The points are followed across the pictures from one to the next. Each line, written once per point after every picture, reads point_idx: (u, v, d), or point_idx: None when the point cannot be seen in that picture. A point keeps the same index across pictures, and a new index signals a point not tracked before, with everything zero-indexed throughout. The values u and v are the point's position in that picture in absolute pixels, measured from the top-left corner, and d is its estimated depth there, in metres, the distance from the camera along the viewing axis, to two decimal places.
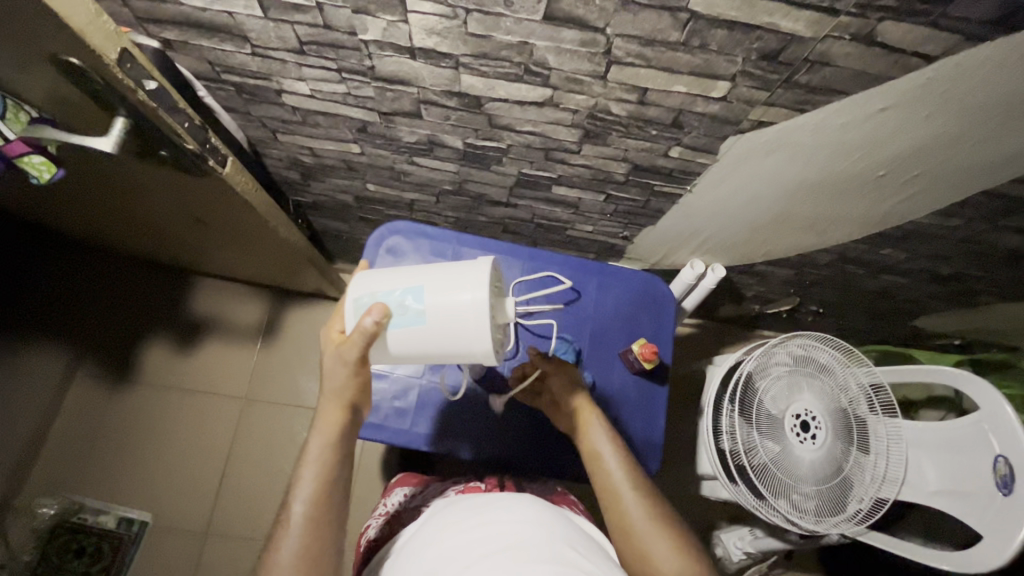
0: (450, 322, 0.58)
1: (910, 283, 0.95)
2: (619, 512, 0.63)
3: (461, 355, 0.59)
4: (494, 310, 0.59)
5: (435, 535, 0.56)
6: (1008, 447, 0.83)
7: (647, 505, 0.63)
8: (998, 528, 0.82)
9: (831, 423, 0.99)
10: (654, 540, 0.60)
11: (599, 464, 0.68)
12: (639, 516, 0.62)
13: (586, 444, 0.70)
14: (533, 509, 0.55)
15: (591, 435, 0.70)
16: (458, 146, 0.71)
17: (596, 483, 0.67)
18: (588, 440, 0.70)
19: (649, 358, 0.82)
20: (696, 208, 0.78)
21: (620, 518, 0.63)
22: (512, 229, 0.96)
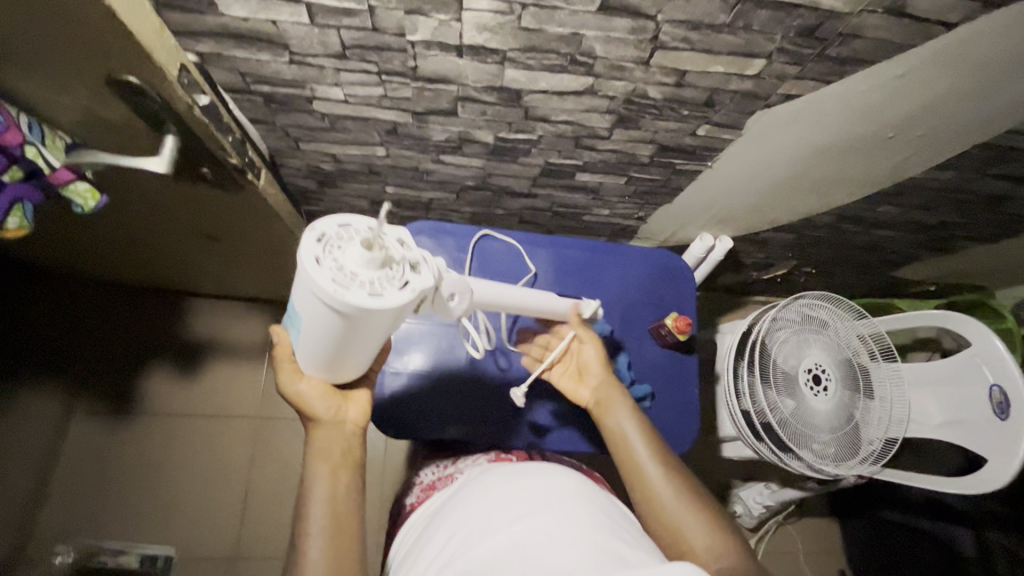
0: (310, 305, 0.47)
1: (899, 236, 1.02)
2: (650, 485, 0.66)
3: (358, 327, 0.47)
4: (341, 260, 0.45)
5: (469, 510, 0.56)
6: (1001, 376, 0.92)
7: (674, 478, 0.66)
8: (999, 449, 0.91)
9: (839, 373, 1.06)
10: (688, 518, 0.63)
11: (624, 436, 0.70)
12: (668, 493, 0.65)
13: (610, 418, 0.72)
14: (562, 479, 0.57)
15: (614, 408, 0.72)
16: (489, 141, 0.72)
17: (621, 455, 0.70)
18: (612, 419, 0.72)
19: (683, 330, 0.86)
20: (713, 183, 0.82)
21: (649, 489, 0.66)
22: (528, 220, 0.98)
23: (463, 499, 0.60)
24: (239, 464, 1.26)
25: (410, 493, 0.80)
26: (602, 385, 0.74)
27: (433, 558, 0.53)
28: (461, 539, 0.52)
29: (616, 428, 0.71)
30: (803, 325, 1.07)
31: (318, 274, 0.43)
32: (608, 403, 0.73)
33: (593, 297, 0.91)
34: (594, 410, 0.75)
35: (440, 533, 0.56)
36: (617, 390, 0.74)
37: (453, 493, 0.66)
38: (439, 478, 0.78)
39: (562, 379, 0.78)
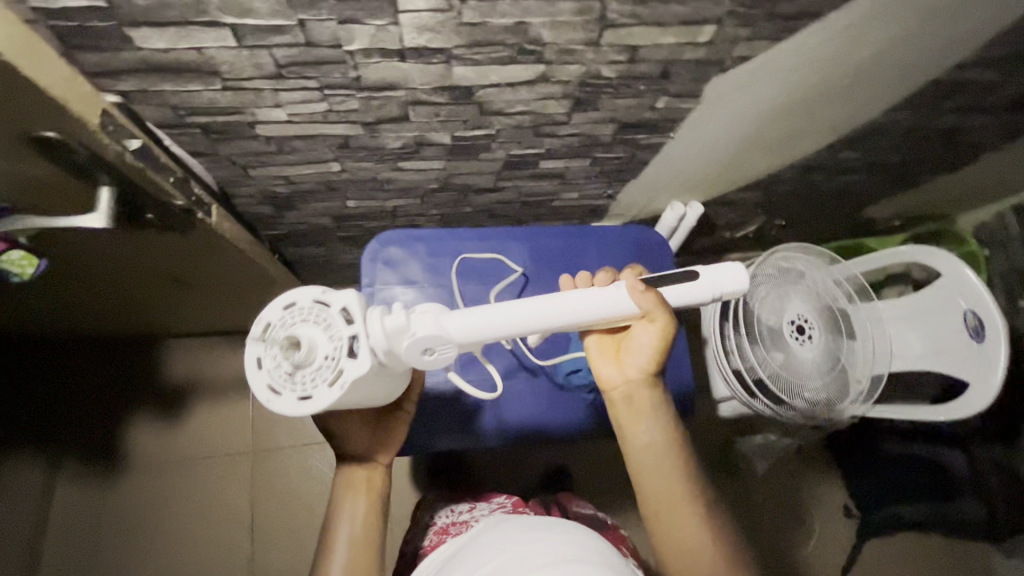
0: None
1: (863, 178, 1.04)
2: (674, 502, 0.67)
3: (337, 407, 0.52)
4: (281, 356, 0.49)
5: (488, 557, 0.56)
6: (973, 301, 0.95)
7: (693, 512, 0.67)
8: (979, 371, 0.94)
9: (821, 321, 1.09)
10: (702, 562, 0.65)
11: (652, 448, 0.70)
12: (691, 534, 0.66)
13: (644, 425, 0.70)
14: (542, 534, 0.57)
15: (649, 414, 0.70)
16: (446, 141, 0.69)
17: (646, 466, 0.69)
18: (647, 440, 0.70)
19: None
20: (677, 153, 0.81)
21: (671, 505, 0.67)
22: (498, 214, 0.96)
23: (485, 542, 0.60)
24: (241, 500, 1.23)
25: (423, 529, 0.87)
26: (640, 386, 0.70)
27: None
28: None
29: (646, 439, 0.70)
30: (781, 279, 1.09)
31: (258, 378, 0.49)
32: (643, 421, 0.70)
33: None
34: (623, 404, 0.71)
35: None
36: (654, 396, 0.70)
37: (476, 531, 0.67)
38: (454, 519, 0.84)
39: (599, 360, 0.72)
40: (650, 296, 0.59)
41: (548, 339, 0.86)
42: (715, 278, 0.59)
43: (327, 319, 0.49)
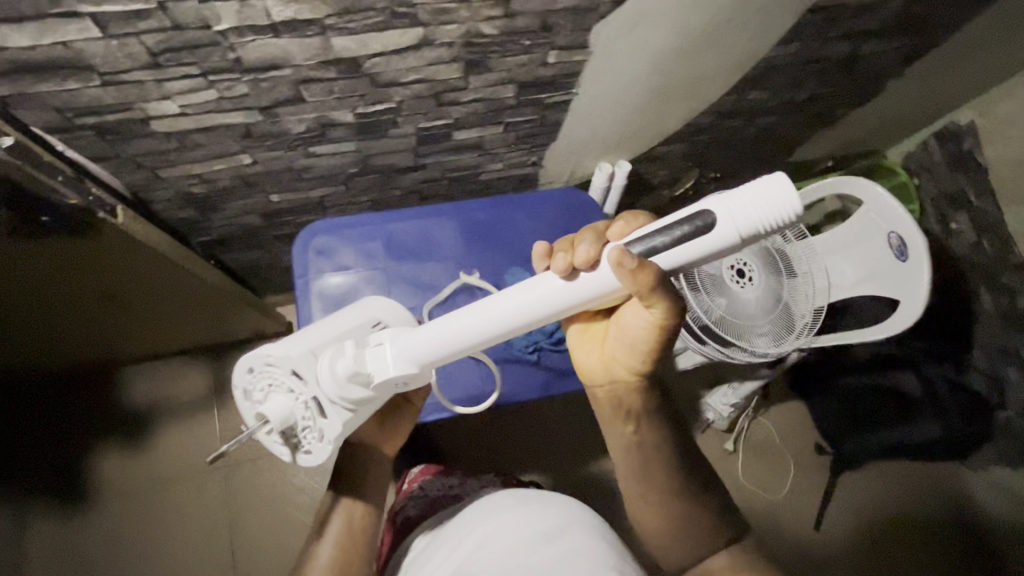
0: None
1: (781, 118, 1.07)
2: (650, 499, 0.68)
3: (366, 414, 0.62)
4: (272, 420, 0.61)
5: (474, 543, 0.69)
6: (895, 222, 0.99)
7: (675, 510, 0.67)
8: (908, 287, 0.98)
9: (758, 262, 1.12)
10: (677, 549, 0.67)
11: (642, 443, 0.69)
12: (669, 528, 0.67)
13: (631, 424, 0.70)
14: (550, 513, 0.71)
15: (635, 412, 0.69)
16: (351, 120, 0.70)
17: (627, 461, 0.70)
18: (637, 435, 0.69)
19: None
20: (587, 109, 0.83)
21: (648, 501, 0.68)
22: (430, 194, 0.97)
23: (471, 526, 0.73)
24: (219, 516, 1.23)
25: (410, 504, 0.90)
26: (626, 384, 0.69)
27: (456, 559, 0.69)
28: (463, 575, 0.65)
29: (633, 437, 0.70)
30: None
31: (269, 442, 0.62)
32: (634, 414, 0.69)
33: (507, 250, 0.92)
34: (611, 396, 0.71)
35: (449, 559, 0.70)
36: (644, 396, 0.69)
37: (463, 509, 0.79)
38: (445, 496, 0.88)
39: (585, 356, 0.73)
40: (644, 277, 0.52)
41: None
42: (739, 211, 0.47)
43: (289, 384, 0.59)
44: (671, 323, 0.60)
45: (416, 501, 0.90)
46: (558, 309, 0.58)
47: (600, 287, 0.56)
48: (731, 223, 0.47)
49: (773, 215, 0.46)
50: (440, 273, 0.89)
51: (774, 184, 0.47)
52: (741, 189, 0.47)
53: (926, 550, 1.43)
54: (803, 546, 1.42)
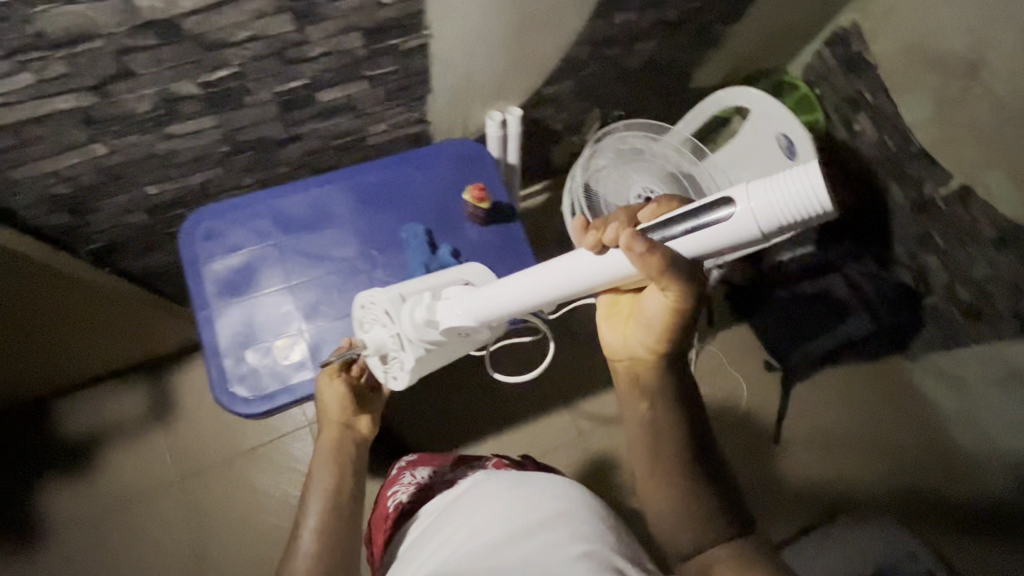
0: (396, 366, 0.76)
1: (662, 42, 1.08)
2: (659, 483, 0.62)
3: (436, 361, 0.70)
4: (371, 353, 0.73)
5: (467, 533, 0.68)
6: (783, 126, 1.03)
7: (687, 494, 0.61)
8: (801, 184, 1.01)
9: (665, 188, 1.14)
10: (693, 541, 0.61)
11: (659, 421, 0.63)
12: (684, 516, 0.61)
13: (645, 402, 0.64)
14: (548, 503, 0.71)
15: (651, 387, 0.64)
16: (197, 92, 0.69)
17: (641, 442, 0.64)
18: (653, 413, 0.64)
19: (481, 197, 0.87)
20: (450, 51, 0.83)
21: (655, 482, 0.62)
22: (322, 167, 0.97)
23: (461, 515, 0.71)
24: (179, 531, 1.21)
25: (402, 490, 0.86)
26: (643, 357, 0.65)
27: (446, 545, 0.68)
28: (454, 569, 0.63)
29: (647, 415, 0.64)
30: (619, 158, 1.15)
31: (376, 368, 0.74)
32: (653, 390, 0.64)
33: (401, 207, 0.91)
34: (630, 370, 0.66)
35: (440, 549, 0.68)
36: (664, 375, 0.64)
37: (453, 496, 0.78)
38: (438, 483, 0.86)
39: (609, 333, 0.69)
40: (655, 259, 0.54)
41: (386, 267, 0.87)
42: (762, 196, 0.45)
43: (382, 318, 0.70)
44: (684, 306, 0.60)
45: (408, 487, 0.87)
46: (584, 281, 0.60)
47: (622, 264, 0.56)
48: (749, 212, 0.46)
49: (793, 210, 0.45)
50: (336, 240, 0.88)
51: (804, 174, 0.44)
52: (767, 180, 0.45)
53: (883, 447, 1.46)
54: (766, 461, 1.45)
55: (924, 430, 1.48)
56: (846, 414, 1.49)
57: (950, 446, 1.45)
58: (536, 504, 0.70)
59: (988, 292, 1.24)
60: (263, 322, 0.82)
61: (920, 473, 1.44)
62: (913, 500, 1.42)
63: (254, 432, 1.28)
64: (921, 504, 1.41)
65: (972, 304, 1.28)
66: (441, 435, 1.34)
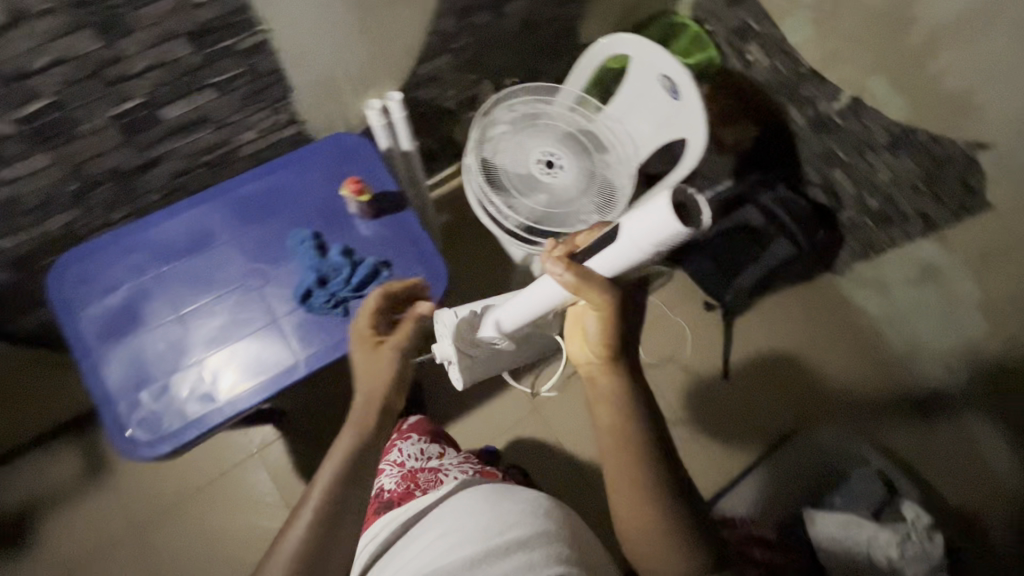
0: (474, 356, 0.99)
1: (531, 3, 1.06)
2: (625, 488, 0.73)
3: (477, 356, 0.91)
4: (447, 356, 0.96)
5: (454, 536, 0.73)
6: (661, 64, 1.02)
7: (647, 498, 0.72)
8: (688, 119, 1.01)
9: (563, 148, 1.12)
10: (653, 538, 0.72)
11: (620, 426, 0.73)
12: (646, 519, 0.72)
13: (607, 407, 0.74)
14: (531, 524, 0.74)
15: (608, 396, 0.74)
16: (17, 128, 0.67)
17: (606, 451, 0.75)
18: (613, 416, 0.74)
19: (358, 189, 0.83)
20: (299, 45, 0.80)
21: (623, 490, 0.74)
22: (198, 188, 0.92)
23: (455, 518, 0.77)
24: None
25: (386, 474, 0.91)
26: (597, 365, 0.75)
27: (432, 546, 0.73)
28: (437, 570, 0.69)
29: (607, 420, 0.74)
30: (513, 127, 1.13)
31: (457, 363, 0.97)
32: (612, 395, 0.74)
33: (285, 214, 0.87)
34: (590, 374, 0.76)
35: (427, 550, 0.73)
36: (618, 383, 0.74)
37: (442, 501, 0.83)
38: (419, 469, 0.92)
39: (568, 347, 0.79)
40: (570, 277, 0.66)
41: (278, 279, 0.84)
42: (637, 231, 0.58)
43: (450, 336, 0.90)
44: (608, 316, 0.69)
45: (392, 470, 0.93)
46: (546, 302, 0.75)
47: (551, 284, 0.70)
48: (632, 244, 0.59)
49: (663, 234, 0.56)
50: (221, 260, 0.84)
51: (656, 207, 0.54)
52: (641, 210, 0.57)
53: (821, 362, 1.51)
54: (717, 396, 1.49)
55: (857, 337, 1.53)
56: (784, 336, 1.53)
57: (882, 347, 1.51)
58: (512, 519, 0.74)
59: (891, 197, 1.28)
60: (154, 359, 0.79)
61: (858, 378, 1.50)
62: (855, 403, 1.48)
63: (201, 470, 1.25)
64: (863, 405, 1.48)
65: (880, 210, 1.32)
66: None
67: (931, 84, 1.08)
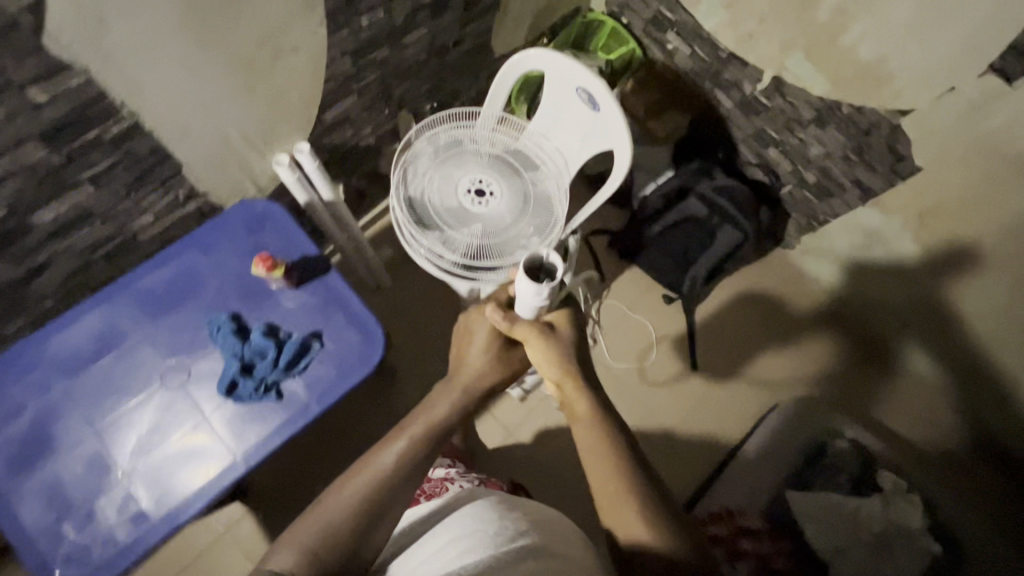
0: None
1: (433, 29, 1.01)
2: (612, 493, 0.70)
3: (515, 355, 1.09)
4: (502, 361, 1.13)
5: (457, 543, 0.71)
6: (576, 77, 0.98)
7: (629, 503, 0.69)
8: (612, 131, 0.98)
9: (493, 173, 1.08)
10: (641, 553, 0.66)
11: (591, 427, 0.76)
12: (632, 526, 0.68)
13: (577, 413, 0.79)
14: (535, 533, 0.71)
15: (581, 408, 0.79)
16: None
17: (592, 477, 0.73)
18: (581, 420, 0.78)
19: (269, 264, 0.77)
20: (180, 120, 0.73)
21: (609, 498, 0.70)
22: (100, 283, 0.85)
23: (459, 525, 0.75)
24: None
25: None
26: (565, 379, 0.81)
27: (437, 553, 0.71)
28: (448, 573, 0.65)
29: (579, 426, 0.78)
30: (438, 159, 1.07)
31: None
32: (577, 402, 0.79)
33: (198, 299, 0.81)
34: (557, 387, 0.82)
35: (432, 557, 0.72)
36: (583, 391, 0.80)
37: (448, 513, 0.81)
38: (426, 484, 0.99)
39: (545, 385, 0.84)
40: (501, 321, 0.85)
41: (202, 372, 0.78)
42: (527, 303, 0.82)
43: None
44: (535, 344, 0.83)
45: None
46: None
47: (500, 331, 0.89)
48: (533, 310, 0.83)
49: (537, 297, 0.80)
50: (135, 362, 0.77)
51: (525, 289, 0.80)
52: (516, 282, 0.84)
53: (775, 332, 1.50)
54: (687, 387, 1.46)
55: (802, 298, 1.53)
56: (736, 315, 1.51)
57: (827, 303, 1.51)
58: (513, 527, 0.72)
59: (826, 169, 1.28)
60: (73, 484, 0.72)
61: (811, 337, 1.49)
62: (812, 362, 1.48)
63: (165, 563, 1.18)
64: (823, 366, 1.47)
65: (818, 183, 1.32)
66: None
67: (846, 56, 1.07)
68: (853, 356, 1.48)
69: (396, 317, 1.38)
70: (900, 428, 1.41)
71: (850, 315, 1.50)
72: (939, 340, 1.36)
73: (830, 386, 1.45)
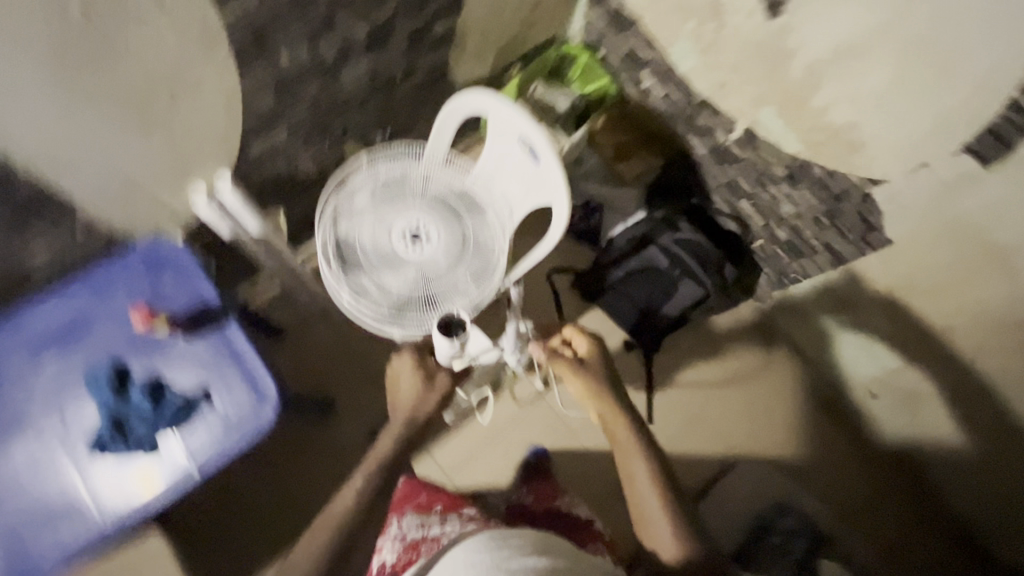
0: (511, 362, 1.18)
1: (373, 64, 0.95)
2: (656, 506, 0.93)
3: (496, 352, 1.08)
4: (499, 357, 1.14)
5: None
6: (519, 126, 0.92)
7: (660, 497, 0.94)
8: (552, 186, 0.91)
9: (432, 216, 1.01)
10: (660, 527, 0.92)
11: (627, 441, 0.99)
12: (654, 510, 0.93)
13: (616, 430, 1.01)
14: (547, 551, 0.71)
15: (620, 425, 1.01)
16: None
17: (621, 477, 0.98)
18: (622, 439, 1.00)
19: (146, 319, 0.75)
20: (68, 162, 0.71)
21: (637, 485, 0.96)
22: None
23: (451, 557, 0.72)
24: None
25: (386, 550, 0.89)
26: (606, 400, 1.03)
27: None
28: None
29: (627, 440, 0.99)
30: (377, 196, 1.01)
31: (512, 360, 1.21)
32: (615, 422, 1.01)
33: (84, 344, 0.76)
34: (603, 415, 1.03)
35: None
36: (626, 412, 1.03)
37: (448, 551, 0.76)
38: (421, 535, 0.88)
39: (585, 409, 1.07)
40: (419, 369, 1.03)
41: (78, 425, 0.74)
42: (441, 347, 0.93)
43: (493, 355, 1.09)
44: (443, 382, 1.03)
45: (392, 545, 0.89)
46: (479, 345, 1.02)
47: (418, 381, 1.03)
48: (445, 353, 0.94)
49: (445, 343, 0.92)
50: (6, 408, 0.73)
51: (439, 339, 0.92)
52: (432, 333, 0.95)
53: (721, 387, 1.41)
54: None
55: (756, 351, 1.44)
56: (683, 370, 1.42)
57: (779, 357, 1.43)
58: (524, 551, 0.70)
59: (797, 229, 1.20)
60: None
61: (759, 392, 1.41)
62: (758, 419, 1.39)
63: None
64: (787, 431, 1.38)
65: (789, 242, 1.24)
66: (285, 526, 1.23)
67: (817, 118, 1.00)
68: (822, 420, 1.39)
69: (337, 350, 1.33)
70: (844, 494, 1.33)
71: (804, 366, 1.43)
72: (883, 404, 1.28)
73: (794, 451, 1.36)
